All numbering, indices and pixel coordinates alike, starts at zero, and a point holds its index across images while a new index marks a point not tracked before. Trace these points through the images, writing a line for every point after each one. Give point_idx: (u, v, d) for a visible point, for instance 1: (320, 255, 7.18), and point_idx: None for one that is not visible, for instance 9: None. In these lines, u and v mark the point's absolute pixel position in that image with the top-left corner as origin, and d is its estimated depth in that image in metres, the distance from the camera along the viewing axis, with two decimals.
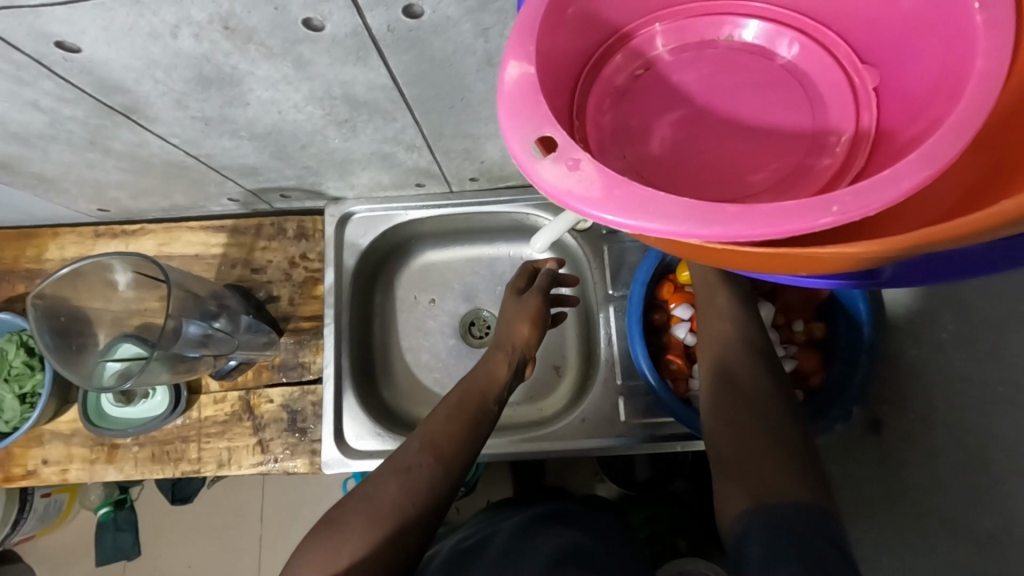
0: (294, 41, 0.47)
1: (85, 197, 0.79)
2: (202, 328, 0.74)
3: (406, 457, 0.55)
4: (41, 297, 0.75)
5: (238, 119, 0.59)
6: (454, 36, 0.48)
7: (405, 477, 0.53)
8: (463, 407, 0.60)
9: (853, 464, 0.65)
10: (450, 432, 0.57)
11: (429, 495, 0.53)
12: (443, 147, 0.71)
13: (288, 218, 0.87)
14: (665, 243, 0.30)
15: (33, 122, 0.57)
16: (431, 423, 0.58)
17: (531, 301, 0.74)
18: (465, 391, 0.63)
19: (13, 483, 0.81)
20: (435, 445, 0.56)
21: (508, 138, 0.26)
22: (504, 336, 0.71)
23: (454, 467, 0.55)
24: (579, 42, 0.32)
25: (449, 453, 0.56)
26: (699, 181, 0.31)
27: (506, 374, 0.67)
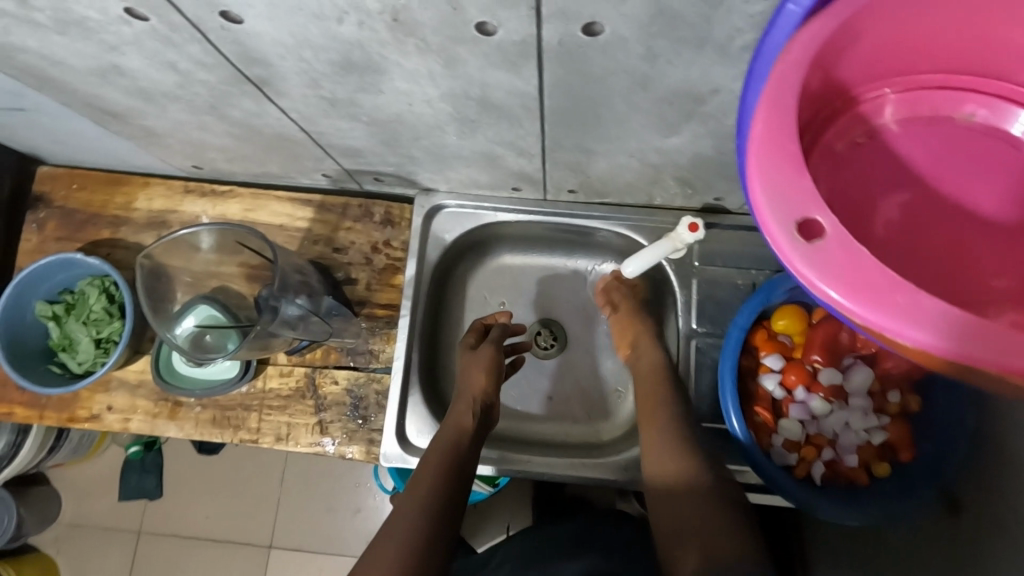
0: (456, 41, 0.45)
1: (184, 155, 0.79)
2: (298, 310, 0.75)
3: (405, 505, 0.56)
4: (149, 258, 0.78)
5: (365, 105, 0.58)
6: (621, 58, 0.46)
7: (408, 522, 0.54)
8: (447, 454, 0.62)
9: (932, 550, 0.61)
10: (440, 477, 0.59)
11: (442, 528, 0.54)
12: (555, 157, 0.68)
13: (376, 202, 0.86)
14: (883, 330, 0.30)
15: (165, 81, 0.56)
16: (425, 471, 0.60)
17: (484, 352, 0.75)
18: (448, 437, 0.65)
19: (76, 424, 0.82)
20: (430, 488, 0.58)
21: (768, 221, 0.25)
22: (463, 387, 0.72)
23: (450, 517, 0.56)
24: (813, 102, 0.30)
25: (434, 501, 0.56)
26: (930, 274, 0.29)
27: (471, 424, 0.68)
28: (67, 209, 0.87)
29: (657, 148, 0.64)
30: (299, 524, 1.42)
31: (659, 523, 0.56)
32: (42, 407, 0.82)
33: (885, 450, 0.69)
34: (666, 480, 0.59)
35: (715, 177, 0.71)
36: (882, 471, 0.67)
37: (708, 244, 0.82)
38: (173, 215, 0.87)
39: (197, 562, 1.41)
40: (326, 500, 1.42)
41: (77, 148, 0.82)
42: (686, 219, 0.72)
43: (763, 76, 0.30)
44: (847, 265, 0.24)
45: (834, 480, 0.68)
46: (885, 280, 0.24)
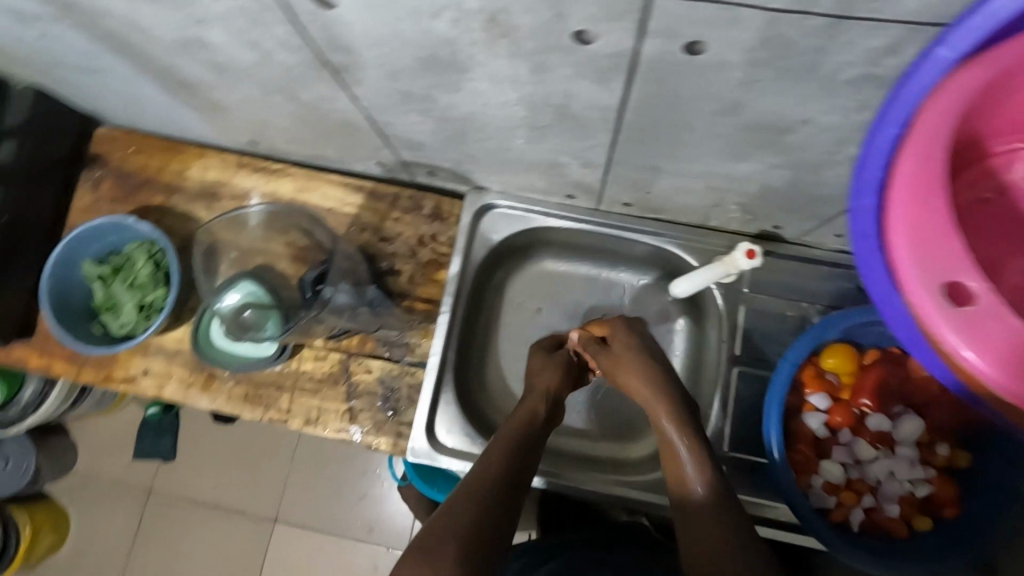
0: (550, 48, 0.44)
1: (244, 130, 0.79)
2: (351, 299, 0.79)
3: (471, 480, 0.52)
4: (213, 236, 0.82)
5: (439, 101, 0.57)
6: (717, 81, 0.44)
7: (473, 497, 0.49)
8: (517, 440, 0.60)
9: None
10: (508, 461, 0.56)
11: (503, 514, 0.48)
12: (619, 170, 0.67)
13: (426, 195, 0.85)
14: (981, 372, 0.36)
15: (244, 59, 0.56)
16: (489, 454, 0.57)
17: (560, 357, 0.76)
18: (513, 427, 0.62)
19: (112, 385, 0.83)
20: (494, 470, 0.54)
21: (914, 285, 0.30)
22: (537, 383, 0.71)
23: (518, 490, 0.53)
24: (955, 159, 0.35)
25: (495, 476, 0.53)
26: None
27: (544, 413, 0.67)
28: (123, 171, 0.88)
29: (727, 173, 0.62)
30: (307, 502, 1.42)
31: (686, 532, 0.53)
32: (81, 363, 0.83)
33: (928, 505, 0.66)
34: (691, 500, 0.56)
35: (780, 206, 0.69)
36: (923, 525, 0.65)
37: (760, 273, 0.80)
38: (225, 187, 0.87)
39: (201, 533, 1.42)
40: (336, 481, 1.43)
41: (139, 113, 0.82)
42: (744, 245, 0.71)
43: (900, 123, 0.34)
44: (988, 332, 0.29)
45: (871, 530, 0.66)
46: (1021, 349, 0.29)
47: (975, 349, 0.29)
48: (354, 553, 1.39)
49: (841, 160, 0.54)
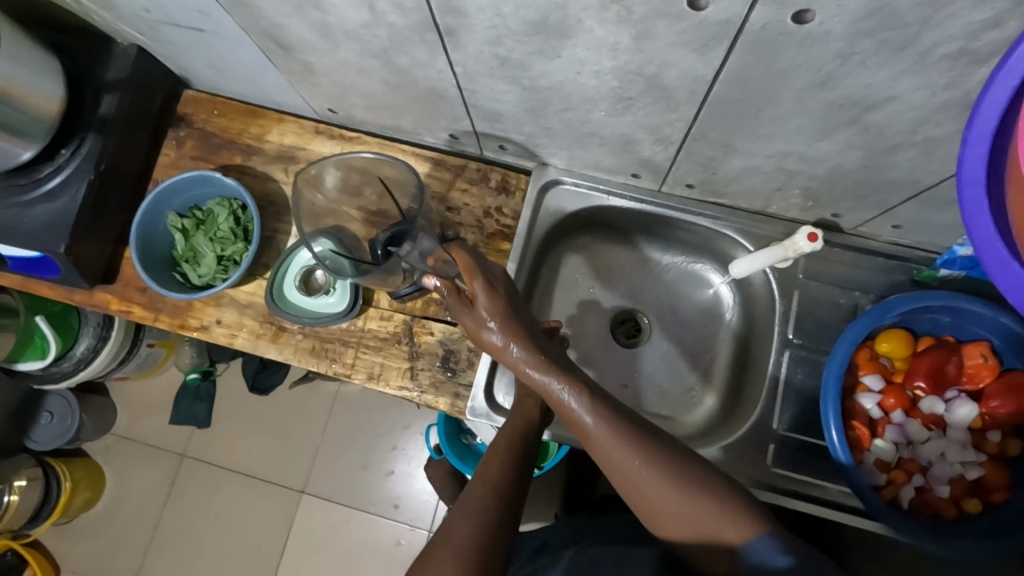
0: (661, 14, 0.47)
1: (329, 96, 0.84)
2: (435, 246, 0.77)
3: (474, 497, 0.59)
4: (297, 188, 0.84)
5: (533, 68, 0.61)
6: (816, 52, 0.47)
7: (477, 515, 0.57)
8: (510, 455, 0.65)
9: None
10: (507, 476, 0.62)
11: (499, 533, 0.56)
12: (691, 149, 0.70)
13: (494, 169, 0.89)
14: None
15: (356, 19, 0.61)
16: (485, 470, 0.63)
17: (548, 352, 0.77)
18: (508, 440, 0.67)
19: (187, 332, 0.87)
20: (494, 484, 0.61)
21: None
22: (531, 385, 0.75)
23: (516, 506, 0.60)
24: None
25: (501, 485, 0.61)
26: None
27: (537, 412, 0.72)
28: (206, 132, 0.93)
29: (799, 153, 0.65)
30: (339, 473, 1.45)
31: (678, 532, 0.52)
32: (158, 310, 0.88)
33: (978, 488, 0.68)
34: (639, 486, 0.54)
35: (842, 192, 0.72)
36: (973, 507, 0.66)
37: (814, 261, 0.82)
38: (302, 152, 0.92)
39: (230, 498, 1.46)
40: (366, 454, 1.46)
41: (230, 76, 0.87)
42: (805, 229, 0.74)
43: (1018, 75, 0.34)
44: None
45: (920, 509, 0.68)
46: None
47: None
48: (377, 528, 1.42)
49: (917, 141, 0.57)
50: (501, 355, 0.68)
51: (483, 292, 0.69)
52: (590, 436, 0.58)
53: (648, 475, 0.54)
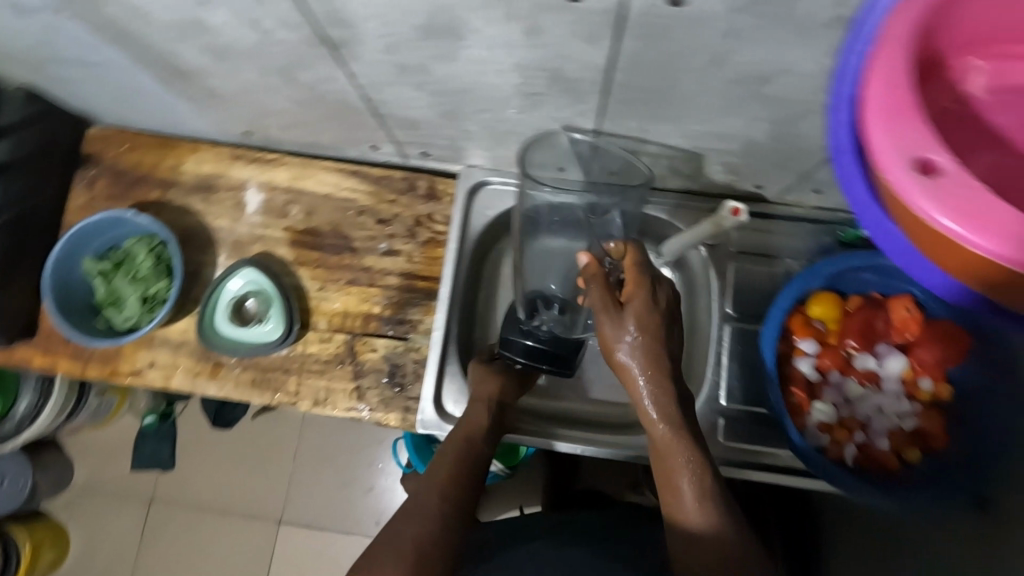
0: (547, 8, 0.46)
1: (239, 120, 0.81)
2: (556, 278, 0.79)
3: (420, 507, 0.58)
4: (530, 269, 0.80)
5: (435, 72, 0.59)
6: (704, 33, 0.47)
7: (422, 524, 0.57)
8: (461, 459, 0.65)
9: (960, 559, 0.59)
10: (456, 483, 0.62)
11: (446, 541, 0.56)
12: (608, 137, 0.70)
13: (420, 176, 0.88)
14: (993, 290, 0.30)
15: (244, 40, 0.58)
16: (435, 473, 0.62)
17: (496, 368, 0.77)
18: (462, 442, 0.67)
19: (118, 379, 0.84)
20: (443, 492, 0.60)
21: (888, 159, 0.26)
22: (479, 390, 0.74)
23: (463, 510, 0.60)
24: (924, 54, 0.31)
25: (452, 489, 0.61)
26: None
27: (486, 417, 0.71)
28: (117, 168, 0.89)
29: (712, 131, 0.65)
30: (313, 498, 1.42)
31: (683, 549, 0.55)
32: (85, 359, 0.84)
33: (917, 437, 0.70)
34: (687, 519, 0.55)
35: (762, 164, 0.72)
36: (913, 457, 0.68)
37: (746, 233, 0.83)
38: (221, 179, 0.88)
39: (210, 535, 1.41)
40: (340, 476, 1.42)
41: (133, 109, 0.83)
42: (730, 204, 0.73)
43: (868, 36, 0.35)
44: (997, 215, 0.24)
45: (867, 465, 0.70)
46: (998, 208, 0.24)
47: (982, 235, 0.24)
48: (366, 546, 1.40)
49: (818, 109, 0.57)
50: (607, 344, 0.64)
51: (636, 308, 0.64)
52: (667, 461, 0.58)
53: (687, 493, 0.56)
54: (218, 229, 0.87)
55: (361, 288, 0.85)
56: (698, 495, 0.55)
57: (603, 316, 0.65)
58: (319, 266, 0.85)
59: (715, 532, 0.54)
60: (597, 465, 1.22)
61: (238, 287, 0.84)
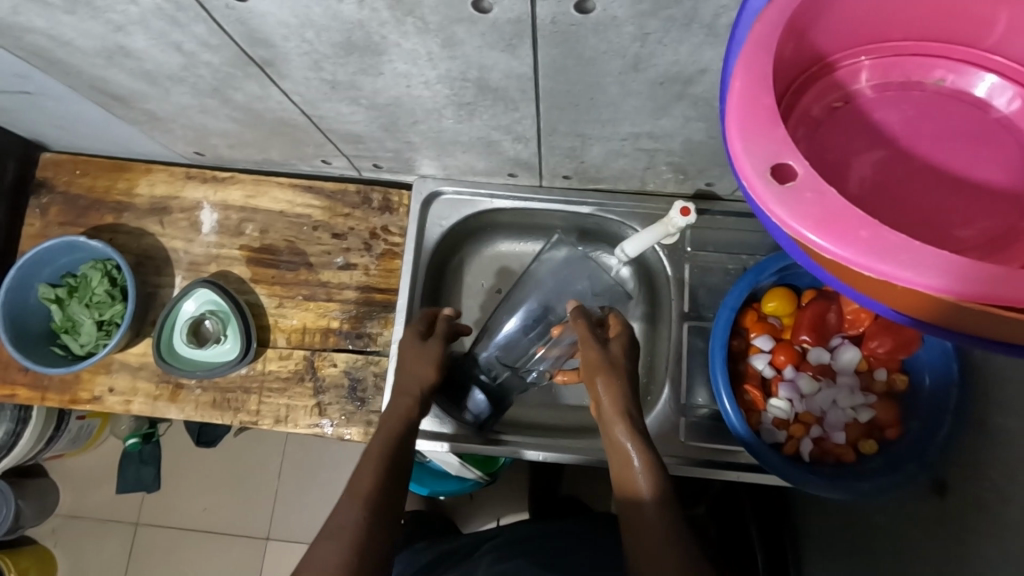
0: (455, 20, 0.47)
1: (187, 141, 0.81)
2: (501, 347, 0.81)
3: (342, 517, 0.56)
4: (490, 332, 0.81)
5: (365, 87, 0.59)
6: (615, 38, 0.47)
7: (342, 536, 0.54)
8: (387, 457, 0.62)
9: (930, 537, 0.62)
10: (380, 486, 0.59)
11: (368, 550, 0.54)
12: (550, 142, 0.70)
13: (374, 188, 0.88)
14: (884, 293, 0.29)
15: (170, 63, 0.58)
16: (359, 477, 0.59)
17: (433, 347, 0.72)
18: (389, 437, 0.64)
19: (78, 406, 0.83)
20: (362, 497, 0.57)
21: (743, 162, 0.26)
22: (406, 383, 0.69)
23: (387, 517, 0.57)
24: (799, 57, 0.31)
25: (378, 499, 0.57)
26: (917, 228, 0.30)
27: (409, 410, 0.67)
28: (71, 194, 0.89)
29: (650, 132, 0.65)
30: (298, 516, 1.40)
31: (636, 541, 0.56)
32: (44, 388, 0.84)
33: (873, 428, 0.70)
34: (636, 505, 0.58)
35: (707, 163, 0.72)
36: (868, 448, 0.69)
37: (700, 231, 0.83)
38: (175, 201, 0.88)
39: (196, 558, 1.39)
40: (323, 493, 1.39)
41: (81, 134, 0.83)
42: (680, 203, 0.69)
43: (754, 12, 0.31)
44: (847, 221, 0.24)
45: (822, 458, 0.70)
46: (848, 213, 0.24)
47: (829, 238, 0.23)
48: None
49: None
50: (591, 367, 0.66)
51: (621, 344, 0.68)
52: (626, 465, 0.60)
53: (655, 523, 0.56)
54: (173, 250, 0.86)
55: (319, 303, 0.85)
56: (647, 485, 0.58)
57: (590, 343, 0.67)
58: (276, 283, 0.85)
59: (662, 521, 0.56)
60: (579, 471, 1.21)
61: (194, 308, 0.83)
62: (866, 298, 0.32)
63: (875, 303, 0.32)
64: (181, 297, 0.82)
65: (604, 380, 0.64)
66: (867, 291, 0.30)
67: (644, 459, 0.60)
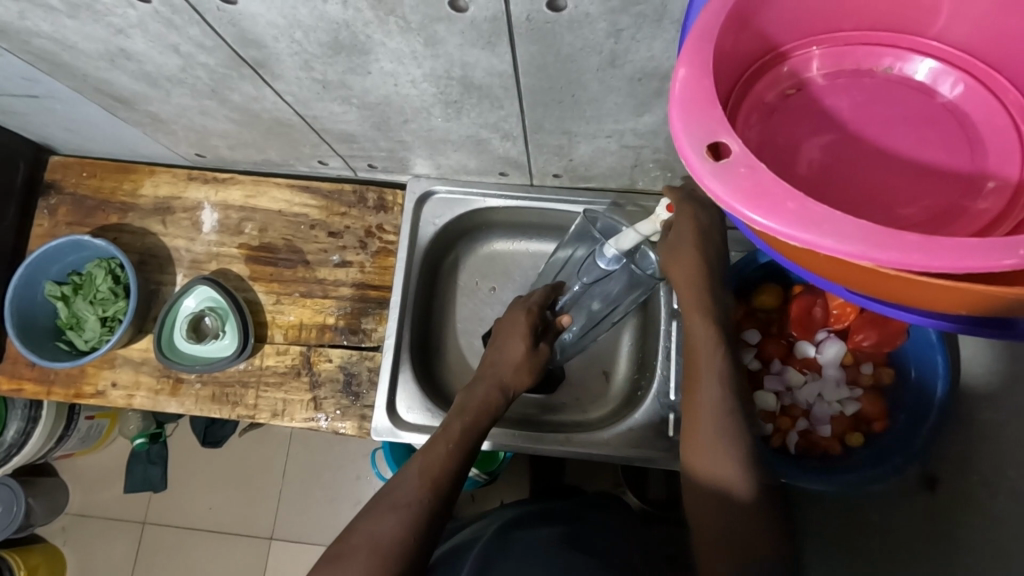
0: (434, 19, 0.49)
1: (189, 142, 0.83)
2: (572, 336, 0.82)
3: (393, 501, 0.55)
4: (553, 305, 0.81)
5: (354, 87, 0.62)
6: (588, 34, 0.49)
7: (404, 512, 0.54)
8: (462, 443, 0.61)
9: (919, 531, 0.64)
10: (449, 471, 0.58)
11: (425, 535, 0.53)
12: (537, 140, 0.72)
13: (370, 188, 0.90)
14: (837, 271, 0.31)
15: (169, 65, 0.61)
16: (432, 455, 0.59)
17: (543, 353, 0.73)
18: (466, 423, 0.64)
19: (83, 400, 0.86)
20: (432, 479, 0.57)
21: (682, 144, 0.27)
22: (499, 375, 0.70)
23: (450, 498, 0.57)
24: (750, 45, 0.33)
25: (445, 479, 0.57)
26: (860, 206, 0.31)
27: (493, 402, 0.67)
28: (78, 195, 0.92)
29: (633, 129, 0.67)
30: (298, 514, 1.40)
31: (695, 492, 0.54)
32: (50, 383, 0.86)
33: (859, 422, 0.71)
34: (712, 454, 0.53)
35: None
36: (855, 441, 0.69)
37: None
38: (177, 201, 0.91)
39: (200, 558, 1.40)
40: (324, 491, 1.41)
41: (88, 136, 0.86)
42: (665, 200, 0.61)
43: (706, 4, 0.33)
44: (775, 194, 0.25)
45: (809, 450, 0.71)
46: (775, 189, 0.25)
47: (760, 211, 0.25)
48: None
49: None
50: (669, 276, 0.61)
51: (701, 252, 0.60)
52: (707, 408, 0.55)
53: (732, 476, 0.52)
54: (175, 249, 0.89)
55: (316, 300, 0.87)
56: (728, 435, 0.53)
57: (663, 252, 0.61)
58: (274, 280, 0.87)
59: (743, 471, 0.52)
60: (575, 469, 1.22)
61: (195, 304, 0.86)
62: (812, 273, 0.33)
63: (824, 279, 0.33)
64: (183, 296, 0.84)
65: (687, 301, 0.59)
66: (819, 268, 0.31)
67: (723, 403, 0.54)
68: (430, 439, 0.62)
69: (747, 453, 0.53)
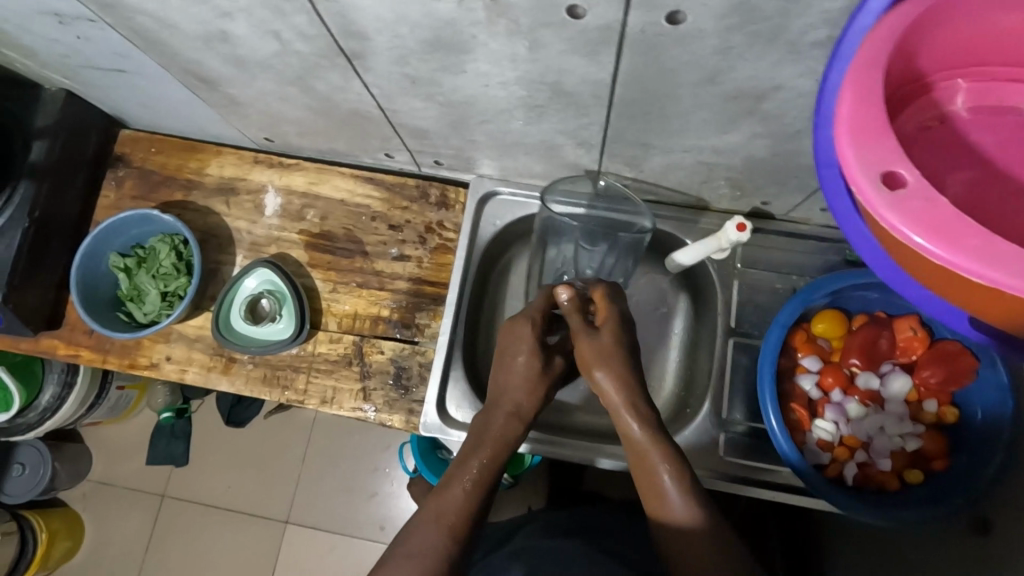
0: (545, 24, 0.49)
1: (261, 126, 0.85)
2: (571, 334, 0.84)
3: (417, 541, 0.55)
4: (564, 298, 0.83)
5: (444, 84, 0.62)
6: (697, 50, 0.49)
7: (426, 560, 0.53)
8: (478, 488, 0.60)
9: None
10: (466, 508, 0.58)
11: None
12: (612, 150, 0.72)
13: (433, 184, 0.90)
14: (985, 305, 0.30)
15: (264, 50, 0.62)
16: (445, 500, 0.58)
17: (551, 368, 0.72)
18: (485, 460, 0.62)
19: (137, 371, 0.87)
20: (450, 524, 0.56)
21: (855, 172, 0.27)
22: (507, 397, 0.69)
23: (469, 542, 0.56)
24: (902, 74, 0.32)
25: (461, 522, 0.57)
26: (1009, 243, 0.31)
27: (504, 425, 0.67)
28: (145, 170, 0.93)
29: (713, 146, 0.66)
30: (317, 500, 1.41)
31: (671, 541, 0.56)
32: (106, 351, 0.88)
33: (918, 459, 0.69)
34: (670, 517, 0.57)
35: (766, 183, 0.73)
36: (913, 478, 0.68)
37: (751, 248, 0.84)
38: (242, 182, 0.92)
39: (217, 535, 1.41)
40: (345, 479, 1.41)
41: (162, 113, 0.87)
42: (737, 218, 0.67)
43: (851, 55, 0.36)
44: (957, 228, 0.25)
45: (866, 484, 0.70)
46: (957, 222, 0.25)
47: (941, 244, 0.25)
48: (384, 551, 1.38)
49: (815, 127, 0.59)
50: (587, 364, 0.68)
51: (611, 326, 0.70)
52: (637, 442, 0.62)
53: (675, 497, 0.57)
54: (236, 229, 0.90)
55: (371, 291, 0.87)
56: (669, 468, 0.59)
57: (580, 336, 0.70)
58: (331, 268, 0.88)
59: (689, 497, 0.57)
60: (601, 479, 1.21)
61: (254, 285, 0.86)
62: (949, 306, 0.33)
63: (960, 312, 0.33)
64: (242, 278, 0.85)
65: (605, 365, 0.67)
66: (963, 302, 0.31)
67: (647, 428, 0.63)
68: (447, 480, 0.61)
69: (685, 471, 0.59)
